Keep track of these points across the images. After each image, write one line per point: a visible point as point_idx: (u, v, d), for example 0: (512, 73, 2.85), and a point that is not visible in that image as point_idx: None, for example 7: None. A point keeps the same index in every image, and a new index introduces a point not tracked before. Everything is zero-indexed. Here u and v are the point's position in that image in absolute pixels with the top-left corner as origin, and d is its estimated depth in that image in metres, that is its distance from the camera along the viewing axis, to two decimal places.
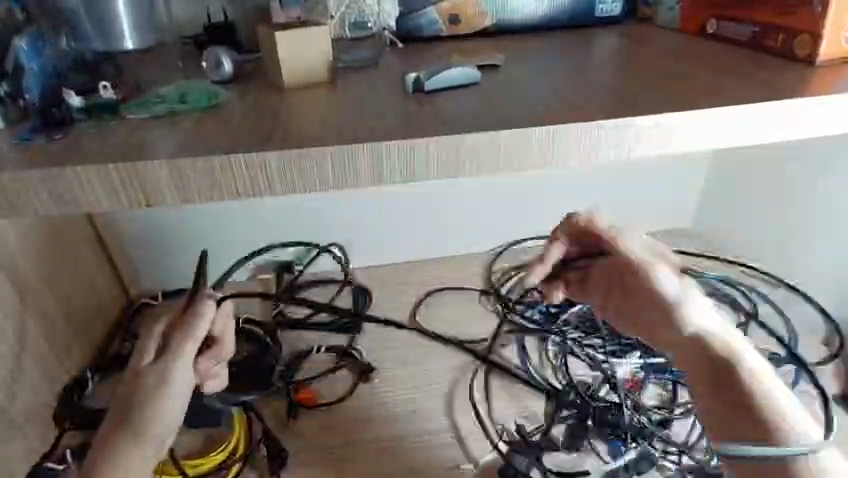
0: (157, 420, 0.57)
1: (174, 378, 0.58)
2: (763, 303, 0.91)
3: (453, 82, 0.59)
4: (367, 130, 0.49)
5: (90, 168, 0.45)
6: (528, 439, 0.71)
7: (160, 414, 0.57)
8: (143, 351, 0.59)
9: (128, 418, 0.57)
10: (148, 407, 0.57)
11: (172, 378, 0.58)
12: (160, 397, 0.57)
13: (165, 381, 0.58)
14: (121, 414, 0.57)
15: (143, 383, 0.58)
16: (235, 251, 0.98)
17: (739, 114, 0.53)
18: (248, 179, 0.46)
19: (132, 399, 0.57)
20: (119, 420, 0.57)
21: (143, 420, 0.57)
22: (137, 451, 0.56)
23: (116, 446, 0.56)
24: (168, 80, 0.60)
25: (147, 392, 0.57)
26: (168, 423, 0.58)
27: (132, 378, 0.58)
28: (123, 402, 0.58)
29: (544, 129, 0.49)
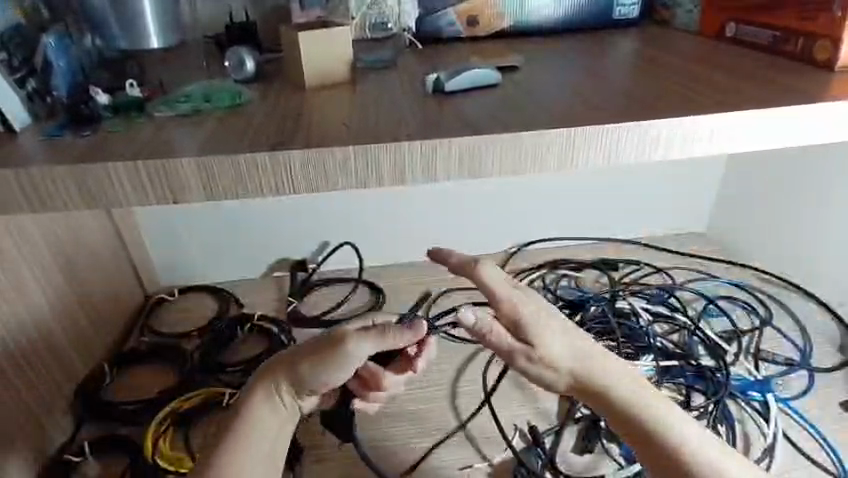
0: (293, 406, 0.55)
1: (318, 378, 0.54)
2: (776, 309, 0.91)
3: (472, 82, 0.59)
4: (389, 131, 0.49)
5: (119, 167, 0.45)
6: (540, 440, 0.71)
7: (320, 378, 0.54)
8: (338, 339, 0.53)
9: (277, 389, 0.54)
10: (292, 388, 0.54)
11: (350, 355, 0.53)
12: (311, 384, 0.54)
13: (319, 378, 0.54)
14: (288, 359, 0.54)
15: (297, 371, 0.54)
16: (246, 251, 0.99)
17: (760, 119, 0.52)
18: (273, 180, 0.47)
19: (274, 378, 0.54)
20: (285, 361, 0.54)
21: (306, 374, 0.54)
22: (270, 426, 0.54)
23: (259, 417, 0.54)
24: (191, 79, 0.61)
25: (301, 379, 0.54)
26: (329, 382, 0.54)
27: (288, 365, 0.54)
28: (297, 354, 0.54)
29: (565, 132, 0.50)
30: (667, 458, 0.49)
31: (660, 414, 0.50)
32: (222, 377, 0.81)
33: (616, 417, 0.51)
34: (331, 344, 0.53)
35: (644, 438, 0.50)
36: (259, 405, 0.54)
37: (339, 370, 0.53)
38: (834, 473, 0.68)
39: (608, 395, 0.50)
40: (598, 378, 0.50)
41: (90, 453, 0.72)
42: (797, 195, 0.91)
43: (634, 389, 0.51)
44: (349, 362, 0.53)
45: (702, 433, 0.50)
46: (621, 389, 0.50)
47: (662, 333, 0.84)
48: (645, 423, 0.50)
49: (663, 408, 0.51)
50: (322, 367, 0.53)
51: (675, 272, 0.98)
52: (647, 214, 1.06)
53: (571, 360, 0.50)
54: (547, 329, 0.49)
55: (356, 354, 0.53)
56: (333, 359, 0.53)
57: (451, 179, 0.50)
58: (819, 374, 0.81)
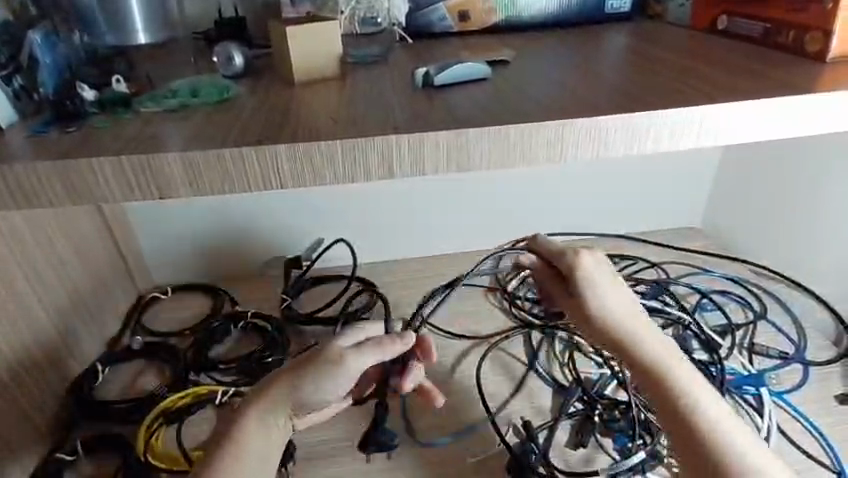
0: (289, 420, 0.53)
1: (314, 390, 0.54)
2: (770, 303, 0.91)
3: (462, 77, 0.59)
4: (376, 125, 0.49)
5: (104, 162, 0.45)
6: (534, 435, 0.71)
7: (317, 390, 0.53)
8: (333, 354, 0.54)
9: (276, 401, 0.52)
10: (291, 401, 0.53)
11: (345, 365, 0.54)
12: (308, 397, 0.54)
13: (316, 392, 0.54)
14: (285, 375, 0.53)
15: (294, 384, 0.53)
16: (240, 248, 0.98)
17: (749, 110, 0.52)
18: (260, 175, 0.46)
19: (274, 392, 0.52)
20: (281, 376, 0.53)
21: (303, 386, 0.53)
22: (264, 441, 0.51)
23: (257, 427, 0.51)
24: (179, 74, 0.61)
25: (299, 392, 0.53)
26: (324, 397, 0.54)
27: (287, 379, 0.53)
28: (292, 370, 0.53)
29: (554, 125, 0.49)
30: (685, 419, 0.47)
31: (688, 381, 0.49)
32: (215, 374, 0.81)
33: (642, 371, 0.50)
34: (330, 356, 0.54)
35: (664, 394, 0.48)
36: (256, 416, 0.51)
37: (335, 384, 0.54)
38: (829, 467, 0.68)
39: (639, 347, 0.51)
40: (633, 331, 0.52)
41: (83, 452, 0.72)
42: (794, 189, 0.91)
43: (668, 354, 0.51)
44: (345, 374, 0.54)
45: (730, 415, 0.48)
46: (654, 347, 0.51)
47: (656, 327, 0.84)
48: (669, 383, 0.49)
49: (694, 379, 0.50)
50: (320, 379, 0.54)
51: (670, 266, 0.98)
52: (642, 209, 1.06)
53: (610, 309, 0.53)
54: (597, 279, 0.55)
55: (355, 366, 0.55)
56: (329, 372, 0.54)
57: (439, 174, 0.50)
58: (814, 367, 0.81)
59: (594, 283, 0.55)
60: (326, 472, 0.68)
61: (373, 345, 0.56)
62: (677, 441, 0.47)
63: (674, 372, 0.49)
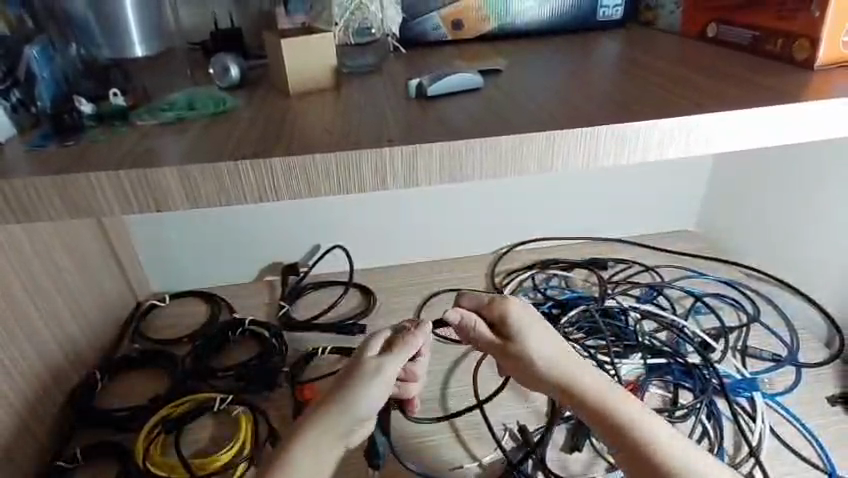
0: (337, 445, 0.51)
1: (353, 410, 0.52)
2: (764, 306, 0.92)
3: (455, 86, 0.59)
4: (371, 135, 0.50)
5: (101, 176, 0.46)
6: (530, 439, 0.72)
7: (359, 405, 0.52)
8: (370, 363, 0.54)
9: (323, 426, 0.51)
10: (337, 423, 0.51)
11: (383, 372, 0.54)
12: (348, 418, 0.52)
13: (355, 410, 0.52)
14: (325, 400, 0.52)
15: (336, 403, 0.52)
16: (239, 255, 0.99)
17: (737, 118, 0.53)
18: (256, 187, 0.47)
19: (318, 419, 0.51)
20: (323, 403, 0.52)
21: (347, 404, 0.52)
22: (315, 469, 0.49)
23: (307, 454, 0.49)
24: (176, 86, 0.62)
25: (345, 406, 0.52)
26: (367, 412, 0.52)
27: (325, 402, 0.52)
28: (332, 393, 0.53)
29: (544, 136, 0.50)
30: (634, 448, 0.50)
31: (645, 422, 0.51)
32: (213, 381, 0.81)
33: (603, 423, 0.52)
34: (360, 373, 0.53)
35: (629, 443, 0.50)
36: (305, 443, 0.50)
37: (372, 398, 0.53)
38: (822, 468, 0.69)
39: (591, 399, 0.53)
40: (583, 384, 0.54)
41: (83, 460, 0.72)
42: (786, 192, 0.92)
43: (620, 398, 0.53)
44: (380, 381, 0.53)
45: (691, 448, 0.50)
46: (600, 391, 0.53)
47: (651, 331, 0.85)
48: (630, 431, 0.50)
49: (649, 418, 0.52)
50: (356, 395, 0.52)
51: (665, 270, 0.99)
52: (637, 212, 1.07)
53: (553, 361, 0.56)
54: (528, 325, 0.58)
55: (387, 375, 0.54)
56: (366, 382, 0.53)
57: (432, 184, 0.50)
58: (806, 369, 0.82)
59: (530, 334, 0.57)
60: None
61: (396, 345, 0.57)
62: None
63: (631, 418, 0.51)
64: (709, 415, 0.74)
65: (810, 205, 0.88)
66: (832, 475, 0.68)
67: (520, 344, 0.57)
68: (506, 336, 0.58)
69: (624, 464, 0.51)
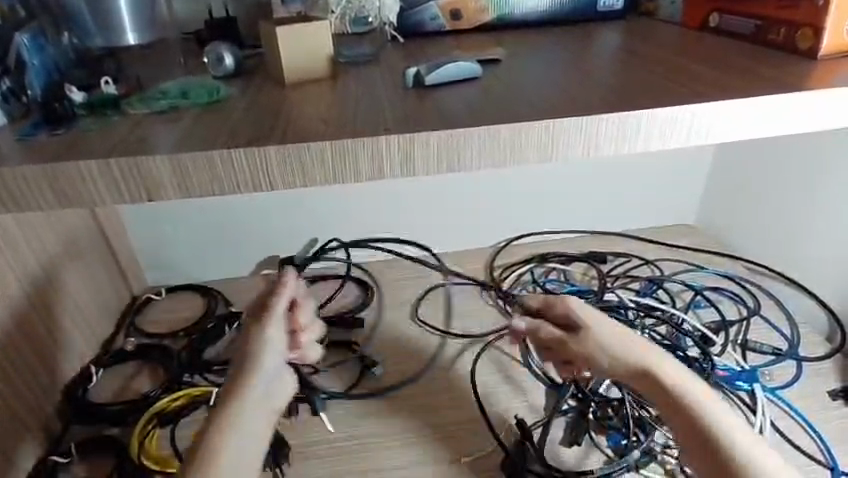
0: (261, 418, 0.49)
1: (259, 381, 0.50)
2: (764, 300, 0.92)
3: (453, 76, 0.59)
4: (369, 124, 0.49)
5: (92, 164, 0.45)
6: (529, 433, 0.71)
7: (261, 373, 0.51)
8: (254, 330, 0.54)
9: (234, 407, 0.48)
10: (249, 397, 0.49)
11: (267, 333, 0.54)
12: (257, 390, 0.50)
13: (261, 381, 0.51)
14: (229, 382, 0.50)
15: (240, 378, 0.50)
16: (237, 248, 0.98)
17: (739, 108, 0.52)
18: (249, 176, 0.46)
19: (227, 403, 0.48)
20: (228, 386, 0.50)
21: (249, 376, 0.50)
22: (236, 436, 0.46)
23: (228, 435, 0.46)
24: (170, 75, 0.61)
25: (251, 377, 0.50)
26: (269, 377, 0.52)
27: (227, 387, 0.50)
28: (233, 374, 0.51)
29: (544, 125, 0.49)
30: (708, 442, 0.45)
31: (721, 415, 0.46)
32: (209, 376, 0.81)
33: (674, 412, 0.47)
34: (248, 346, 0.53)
35: (705, 441, 0.45)
36: (222, 427, 0.46)
37: (273, 358, 0.52)
38: (824, 463, 0.68)
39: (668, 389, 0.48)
40: (658, 372, 0.49)
41: (78, 455, 0.72)
42: (787, 185, 0.91)
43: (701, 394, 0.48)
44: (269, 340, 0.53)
45: (776, 457, 0.44)
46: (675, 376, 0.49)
47: (652, 325, 0.84)
48: (707, 428, 0.45)
49: (732, 420, 0.46)
50: (254, 368, 0.51)
51: (665, 264, 0.99)
52: (637, 206, 1.06)
53: (626, 348, 0.51)
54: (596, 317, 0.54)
55: (273, 336, 0.54)
56: (256, 350, 0.52)
57: (429, 174, 0.49)
58: (806, 363, 0.81)
59: (600, 323, 0.53)
60: (321, 471, 0.69)
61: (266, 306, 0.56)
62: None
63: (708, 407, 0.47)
64: None
65: (812, 198, 0.88)
66: (834, 470, 0.67)
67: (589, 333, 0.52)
68: (574, 329, 0.54)
69: (699, 460, 0.45)
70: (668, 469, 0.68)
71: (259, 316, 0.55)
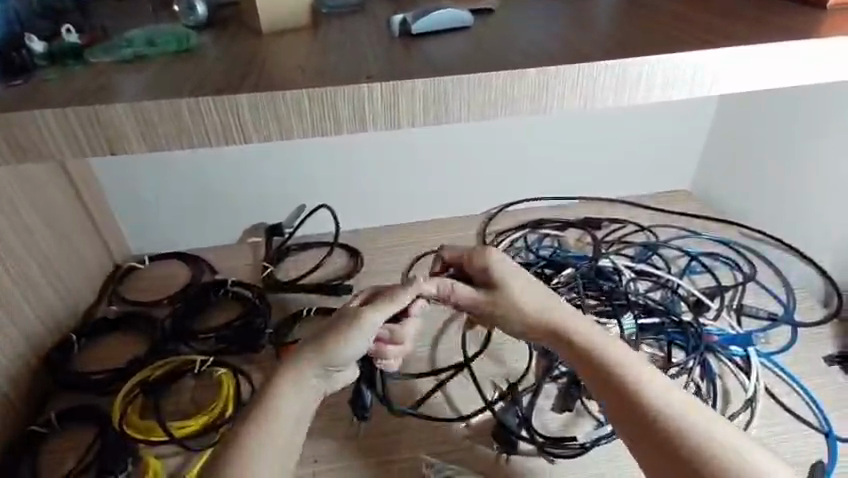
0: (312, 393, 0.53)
1: (337, 350, 0.54)
2: (761, 266, 0.90)
3: (441, 24, 0.55)
4: (350, 72, 0.46)
5: (48, 114, 0.42)
6: (518, 399, 0.70)
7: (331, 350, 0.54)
8: (357, 322, 0.55)
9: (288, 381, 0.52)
10: (305, 384, 0.52)
11: (365, 318, 0.55)
12: (312, 379, 0.53)
13: (332, 357, 0.54)
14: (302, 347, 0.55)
15: (313, 348, 0.54)
16: (222, 211, 0.95)
17: (744, 56, 0.49)
18: (220, 126, 0.43)
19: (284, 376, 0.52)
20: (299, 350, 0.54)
21: (324, 346, 0.54)
22: (286, 410, 0.51)
23: (285, 418, 0.50)
24: (138, 23, 0.57)
25: (329, 350, 0.54)
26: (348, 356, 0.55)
27: (290, 363, 0.53)
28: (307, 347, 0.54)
29: (536, 73, 0.46)
30: (622, 394, 0.50)
31: (635, 369, 0.51)
32: (194, 343, 0.79)
33: (593, 370, 0.52)
34: (341, 323, 0.55)
35: (636, 410, 0.48)
36: (271, 411, 0.50)
37: (353, 348, 0.54)
38: (818, 428, 0.68)
39: (599, 366, 0.52)
40: (591, 345, 0.54)
41: (59, 425, 0.70)
42: (787, 144, 0.89)
43: (628, 365, 0.51)
44: (362, 331, 0.55)
45: (684, 401, 0.48)
46: (590, 338, 0.54)
47: (645, 291, 0.82)
48: (623, 379, 0.50)
49: (643, 368, 0.51)
50: (333, 343, 0.54)
51: (660, 230, 0.97)
52: (632, 172, 1.03)
53: (556, 310, 0.57)
54: (513, 276, 0.60)
55: (362, 326, 0.55)
56: (346, 331, 0.54)
57: (415, 126, 0.46)
58: (801, 328, 0.80)
59: (525, 285, 0.59)
60: (311, 437, 0.68)
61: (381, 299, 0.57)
62: (646, 453, 0.47)
63: (622, 364, 0.52)
64: (695, 377, 0.72)
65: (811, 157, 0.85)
66: (827, 435, 0.67)
67: (508, 295, 0.59)
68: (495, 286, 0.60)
69: (620, 417, 0.49)
70: None
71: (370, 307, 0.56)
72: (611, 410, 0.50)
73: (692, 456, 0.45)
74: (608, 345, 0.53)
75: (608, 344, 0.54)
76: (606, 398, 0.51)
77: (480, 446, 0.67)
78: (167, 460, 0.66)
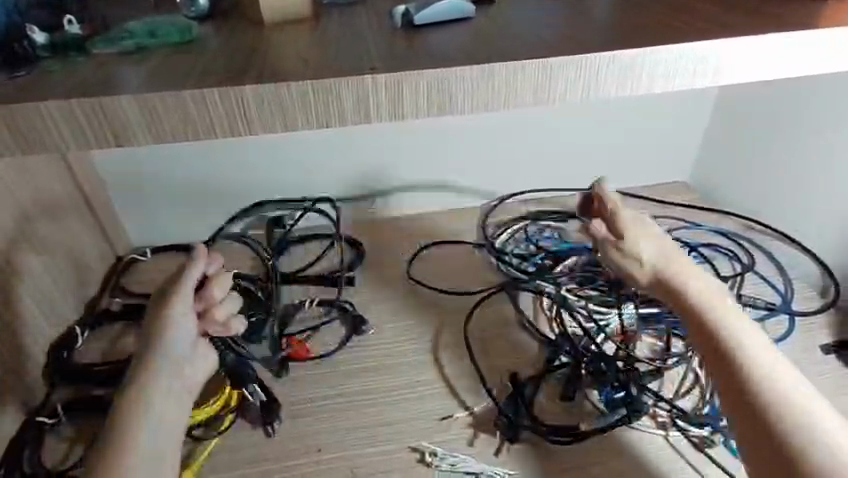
0: (177, 386, 0.54)
1: (170, 345, 0.55)
2: (759, 257, 0.91)
3: (444, 15, 0.54)
4: (354, 64, 0.46)
5: (52, 106, 0.42)
6: (521, 388, 0.72)
7: (167, 346, 0.55)
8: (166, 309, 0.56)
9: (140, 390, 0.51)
10: (157, 386, 0.52)
11: (170, 304, 0.56)
12: (164, 379, 0.53)
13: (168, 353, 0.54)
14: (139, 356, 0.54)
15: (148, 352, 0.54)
16: (224, 202, 0.95)
17: (751, 46, 0.49)
18: (225, 118, 0.43)
19: (138, 388, 0.51)
20: (138, 361, 0.54)
21: (153, 343, 0.54)
22: (156, 412, 0.51)
23: (152, 414, 0.50)
24: (138, 14, 0.56)
25: (159, 344, 0.54)
26: (181, 341, 0.56)
27: (132, 378, 0.52)
28: (145, 355, 0.54)
29: (539, 65, 0.46)
30: (728, 360, 0.51)
31: (750, 340, 0.52)
32: None
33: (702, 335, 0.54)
34: (156, 321, 0.55)
35: (734, 375, 0.50)
36: (133, 422, 0.49)
37: (180, 329, 0.56)
38: None
39: (707, 316, 0.54)
40: (704, 307, 0.54)
41: (65, 415, 0.71)
42: (787, 137, 0.89)
43: (732, 323, 0.53)
44: (182, 313, 0.56)
45: (794, 376, 0.50)
46: (705, 300, 0.55)
47: None
48: (733, 346, 0.52)
49: (758, 339, 0.52)
50: (162, 340, 0.55)
51: (659, 221, 0.98)
52: (632, 163, 1.04)
53: (674, 267, 0.57)
54: (641, 227, 0.58)
55: (177, 311, 0.56)
56: (165, 323, 0.55)
57: (419, 118, 0.47)
58: (799, 317, 0.82)
59: (652, 235, 0.58)
60: (315, 426, 0.69)
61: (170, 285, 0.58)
62: (736, 412, 0.49)
63: (736, 330, 0.52)
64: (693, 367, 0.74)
65: (809, 149, 0.86)
66: None
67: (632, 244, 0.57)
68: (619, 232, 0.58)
69: (720, 378, 0.51)
70: (658, 421, 0.69)
71: (168, 292, 0.57)
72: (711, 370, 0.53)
73: (780, 416, 0.47)
74: (725, 311, 0.54)
75: (725, 311, 0.54)
76: (706, 359, 0.53)
77: (482, 434, 0.68)
78: None
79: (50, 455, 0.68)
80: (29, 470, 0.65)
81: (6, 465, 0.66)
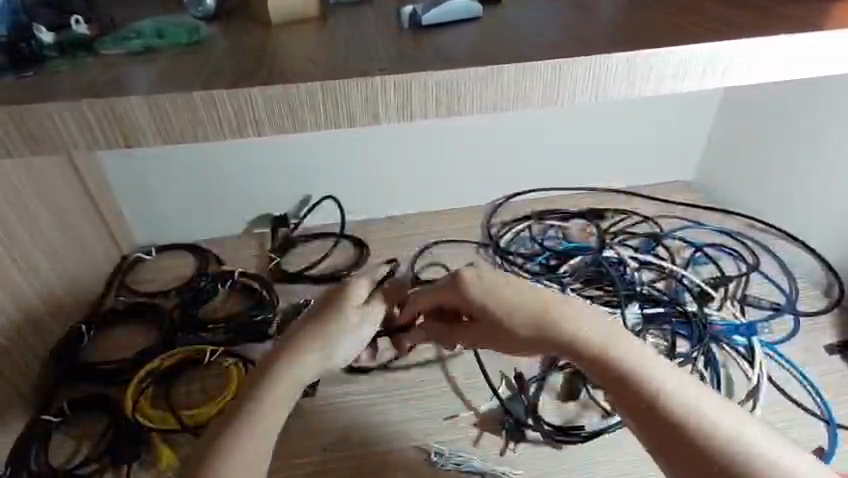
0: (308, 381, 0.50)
1: (331, 342, 0.51)
2: (765, 258, 0.91)
3: (451, 15, 0.54)
4: (362, 65, 0.46)
5: (62, 107, 0.42)
6: (526, 389, 0.72)
7: (325, 342, 0.50)
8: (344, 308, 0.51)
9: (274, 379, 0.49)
10: (288, 380, 0.49)
11: (354, 315, 0.52)
12: (306, 371, 0.50)
13: (321, 349, 0.50)
14: (298, 333, 0.51)
15: (301, 339, 0.50)
16: (228, 202, 0.95)
17: (761, 46, 0.49)
18: (234, 118, 0.43)
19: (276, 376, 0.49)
20: (293, 336, 0.51)
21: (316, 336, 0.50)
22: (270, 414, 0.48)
23: (268, 417, 0.48)
24: (145, 13, 0.56)
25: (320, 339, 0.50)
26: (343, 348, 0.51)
27: (276, 360, 0.50)
28: (300, 336, 0.51)
29: (547, 66, 0.46)
30: (674, 434, 0.45)
31: (650, 373, 0.48)
32: (202, 333, 0.80)
33: (640, 410, 0.47)
34: (330, 314, 0.51)
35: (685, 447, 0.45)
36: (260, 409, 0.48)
37: (349, 339, 0.51)
38: (820, 416, 0.69)
39: (631, 381, 0.47)
40: (621, 368, 0.48)
41: (71, 413, 0.71)
42: (791, 138, 0.89)
43: (650, 371, 0.48)
44: (354, 329, 0.51)
45: (724, 411, 0.46)
46: (585, 346, 0.49)
47: (649, 280, 0.84)
48: (669, 406, 0.46)
49: (642, 359, 0.49)
50: (327, 336, 0.50)
51: (663, 221, 0.98)
52: (636, 162, 1.04)
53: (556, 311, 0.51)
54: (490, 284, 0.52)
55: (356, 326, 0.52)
56: (335, 326, 0.51)
57: (426, 118, 0.47)
58: (803, 317, 0.82)
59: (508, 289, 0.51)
60: (319, 425, 0.69)
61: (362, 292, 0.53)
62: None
63: (633, 374, 0.48)
64: (699, 368, 0.73)
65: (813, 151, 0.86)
66: (830, 422, 0.68)
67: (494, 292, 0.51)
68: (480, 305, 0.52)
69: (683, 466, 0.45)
70: None
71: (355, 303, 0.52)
72: (659, 450, 0.46)
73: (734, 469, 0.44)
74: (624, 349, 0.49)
75: (627, 354, 0.49)
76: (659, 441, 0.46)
77: (487, 434, 0.68)
78: (179, 448, 0.67)
79: (56, 453, 0.68)
80: (36, 469, 0.66)
81: (13, 464, 0.66)
